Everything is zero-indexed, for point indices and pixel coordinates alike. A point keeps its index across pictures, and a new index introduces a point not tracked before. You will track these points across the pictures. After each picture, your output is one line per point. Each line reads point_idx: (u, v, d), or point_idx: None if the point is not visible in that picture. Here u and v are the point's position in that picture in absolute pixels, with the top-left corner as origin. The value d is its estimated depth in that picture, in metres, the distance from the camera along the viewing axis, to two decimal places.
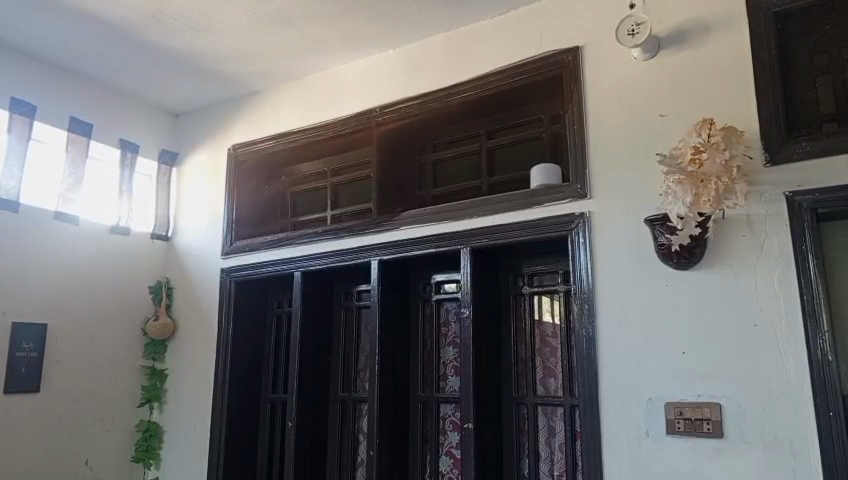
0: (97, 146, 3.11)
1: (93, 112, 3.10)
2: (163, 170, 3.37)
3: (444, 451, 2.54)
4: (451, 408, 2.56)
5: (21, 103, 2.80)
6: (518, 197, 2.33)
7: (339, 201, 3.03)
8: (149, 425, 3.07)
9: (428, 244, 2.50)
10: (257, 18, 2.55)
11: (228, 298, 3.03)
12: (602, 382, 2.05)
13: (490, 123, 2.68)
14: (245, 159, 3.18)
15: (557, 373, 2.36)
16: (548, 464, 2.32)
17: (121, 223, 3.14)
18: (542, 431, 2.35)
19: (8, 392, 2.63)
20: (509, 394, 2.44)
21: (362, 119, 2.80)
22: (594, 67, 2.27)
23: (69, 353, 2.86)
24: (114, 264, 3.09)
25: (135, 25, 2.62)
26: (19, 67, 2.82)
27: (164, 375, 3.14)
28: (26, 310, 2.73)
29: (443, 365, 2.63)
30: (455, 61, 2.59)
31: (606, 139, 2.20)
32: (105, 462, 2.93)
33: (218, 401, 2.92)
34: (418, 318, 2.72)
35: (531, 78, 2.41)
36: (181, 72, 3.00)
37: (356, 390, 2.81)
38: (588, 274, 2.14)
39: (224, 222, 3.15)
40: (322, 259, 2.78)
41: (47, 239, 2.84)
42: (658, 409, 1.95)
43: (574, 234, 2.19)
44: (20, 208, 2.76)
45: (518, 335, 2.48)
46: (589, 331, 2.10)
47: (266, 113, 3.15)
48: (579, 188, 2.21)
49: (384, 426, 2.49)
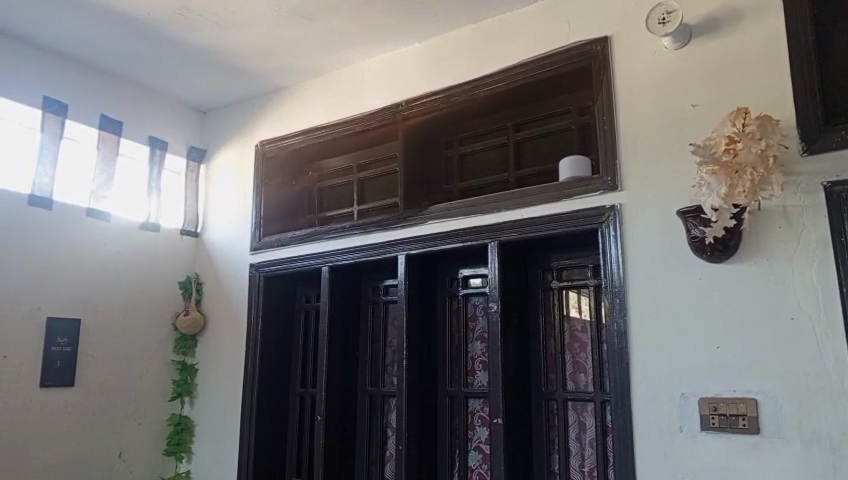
0: (127, 143, 3.15)
1: (123, 109, 3.14)
2: (191, 167, 3.41)
3: (473, 446, 2.53)
4: (479, 403, 2.54)
5: (53, 101, 2.85)
6: (547, 189, 2.30)
7: (366, 196, 3.03)
8: (180, 419, 3.11)
9: (456, 238, 2.48)
10: (282, 13, 2.55)
11: (256, 293, 3.05)
12: (634, 377, 2.02)
13: (517, 115, 2.65)
14: (272, 155, 3.20)
15: (587, 368, 2.33)
16: (578, 460, 2.29)
17: (151, 220, 3.17)
18: (572, 426, 2.32)
19: (43, 386, 2.68)
20: (538, 389, 2.41)
21: (388, 113, 2.79)
22: (623, 57, 2.23)
23: (101, 347, 2.90)
24: (144, 259, 3.12)
25: (161, 22, 2.64)
26: (50, 66, 2.87)
27: (195, 370, 3.17)
28: (60, 305, 2.78)
29: (471, 360, 2.61)
30: (481, 54, 2.57)
31: (637, 131, 2.16)
32: (138, 455, 2.98)
33: (247, 395, 2.95)
34: (445, 313, 2.70)
35: (560, 68, 2.37)
36: (208, 68, 3.02)
37: (384, 384, 2.81)
38: (618, 268, 2.11)
39: (251, 218, 3.17)
40: (349, 254, 2.78)
41: (80, 234, 2.89)
42: (691, 404, 1.91)
43: (604, 227, 2.15)
44: (53, 205, 2.81)
45: (547, 330, 2.45)
46: (620, 326, 2.07)
47: (292, 109, 3.17)
48: (610, 181, 2.17)
49: (412, 420, 2.49)
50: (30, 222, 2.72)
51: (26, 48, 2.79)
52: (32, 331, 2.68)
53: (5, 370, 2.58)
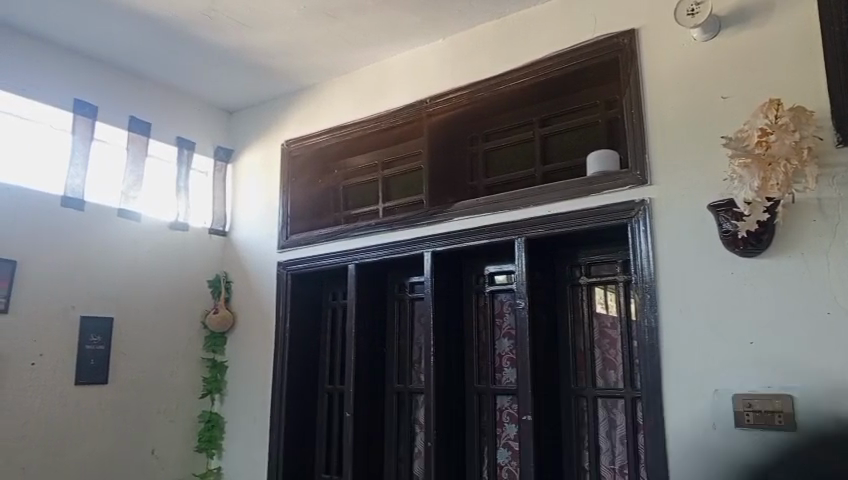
0: (156, 144, 3.20)
1: (151, 110, 3.19)
2: (219, 166, 3.44)
3: (502, 444, 2.52)
4: (508, 400, 2.53)
5: (83, 103, 2.90)
6: (575, 184, 2.28)
7: (391, 193, 3.03)
8: (211, 416, 3.15)
9: (482, 235, 2.48)
10: (306, 12, 2.56)
11: (284, 291, 3.07)
12: (665, 374, 2.00)
13: (543, 111, 2.63)
14: (298, 154, 3.22)
15: (617, 365, 2.31)
16: (609, 457, 2.27)
17: (180, 220, 3.21)
18: (602, 424, 2.30)
19: (78, 383, 2.74)
20: (567, 386, 2.40)
21: (413, 110, 2.79)
22: (652, 49, 2.20)
23: (134, 344, 2.95)
24: (175, 258, 3.16)
25: (188, 23, 2.67)
26: (80, 69, 2.92)
27: (225, 368, 3.21)
28: (93, 304, 2.83)
29: (499, 357, 2.60)
30: (506, 49, 2.56)
31: (665, 124, 2.13)
32: (171, 452, 3.02)
33: (277, 392, 2.98)
34: (472, 310, 2.70)
35: (587, 62, 2.35)
36: (234, 68, 3.05)
37: (412, 381, 2.81)
38: (648, 263, 2.08)
39: (279, 217, 3.19)
40: (376, 252, 2.79)
41: (110, 234, 2.93)
42: (725, 401, 1.88)
43: (634, 223, 2.13)
44: (85, 206, 2.86)
45: (576, 327, 2.43)
46: (651, 322, 2.05)
47: (317, 108, 3.18)
48: (639, 175, 2.15)
49: (441, 417, 2.50)
50: (63, 223, 2.78)
51: (56, 52, 2.84)
52: (67, 330, 2.73)
53: (42, 368, 2.63)
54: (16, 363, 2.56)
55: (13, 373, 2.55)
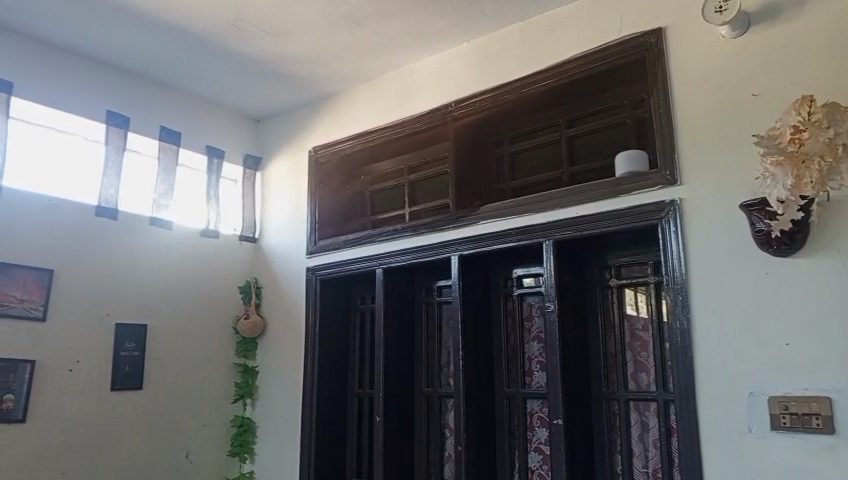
0: (186, 153, 3.25)
1: (181, 120, 3.24)
2: (248, 174, 3.49)
3: (533, 448, 2.51)
4: (538, 404, 2.52)
5: (116, 115, 2.97)
6: (603, 186, 2.26)
7: (417, 197, 3.04)
8: (243, 421, 3.18)
9: (509, 238, 2.47)
10: (332, 20, 2.59)
11: (313, 296, 3.10)
12: (699, 376, 1.97)
13: (569, 112, 2.61)
14: (326, 160, 3.25)
15: (649, 368, 2.28)
16: (642, 460, 2.25)
17: (210, 227, 3.26)
18: (635, 427, 2.28)
19: (114, 389, 2.79)
20: (598, 389, 2.37)
21: (439, 115, 2.80)
22: (680, 47, 2.17)
23: (168, 350, 3.00)
24: (206, 265, 3.21)
25: (216, 34, 2.71)
26: (112, 82, 2.99)
27: (256, 373, 3.24)
28: (127, 312, 2.89)
29: (528, 360, 2.59)
30: (531, 51, 2.55)
31: (694, 123, 2.11)
32: (204, 456, 3.06)
33: (308, 397, 3.00)
34: (501, 313, 2.69)
35: (613, 62, 2.33)
36: (261, 77, 3.09)
37: (441, 384, 2.81)
38: (680, 264, 2.06)
39: (307, 223, 3.22)
40: (403, 256, 2.80)
41: (143, 242, 2.99)
42: (761, 403, 1.85)
43: (664, 223, 2.10)
44: (118, 215, 2.92)
45: (606, 329, 2.41)
46: (683, 324, 2.02)
47: (343, 114, 3.21)
48: (668, 175, 2.12)
49: (471, 421, 2.49)
50: (97, 233, 2.84)
51: (88, 66, 2.92)
52: (102, 336, 2.79)
53: (79, 375, 2.70)
54: (55, 370, 2.63)
55: (52, 380, 2.61)
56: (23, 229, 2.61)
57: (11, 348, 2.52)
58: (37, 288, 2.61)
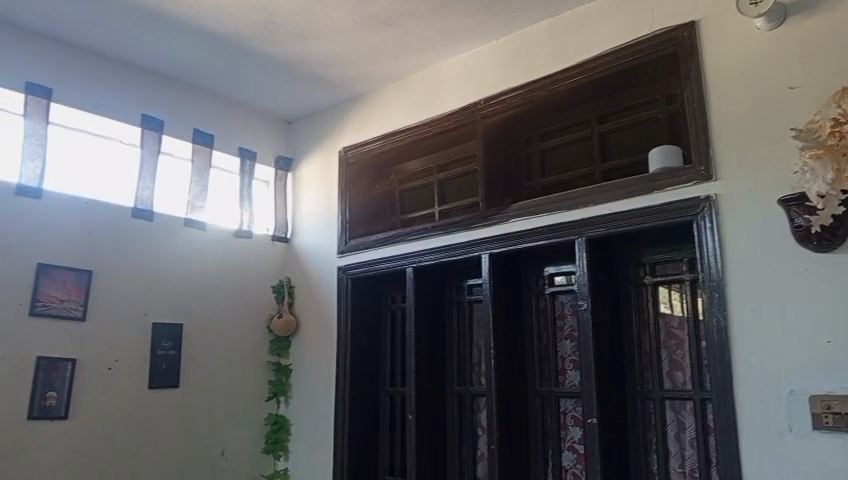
0: (219, 155, 3.30)
1: (215, 123, 3.30)
2: (279, 175, 3.53)
3: (566, 447, 2.49)
4: (572, 403, 2.50)
5: (151, 118, 3.03)
6: (636, 182, 2.24)
7: (447, 196, 3.04)
8: (277, 419, 3.22)
9: (540, 236, 2.46)
10: (361, 20, 2.60)
11: (345, 295, 3.12)
12: (737, 375, 1.93)
13: (601, 107, 2.59)
14: (355, 161, 3.27)
15: (685, 366, 2.25)
16: (678, 460, 2.22)
17: (244, 227, 3.30)
18: (671, 426, 2.25)
19: (151, 387, 2.85)
20: (633, 389, 2.35)
21: (468, 113, 2.80)
22: (714, 41, 2.14)
23: (203, 349, 3.05)
24: (239, 265, 3.26)
25: (248, 37, 2.75)
26: (146, 86, 3.05)
27: (289, 371, 3.28)
28: (164, 311, 2.94)
29: (561, 359, 2.57)
30: (562, 47, 2.53)
31: (730, 117, 2.07)
32: (240, 454, 3.11)
33: (340, 396, 3.02)
34: (533, 312, 2.67)
35: (645, 57, 2.30)
36: (292, 78, 3.12)
37: (474, 383, 2.81)
38: (716, 261, 2.03)
39: (338, 223, 3.25)
40: (434, 255, 2.80)
41: (178, 242, 3.04)
42: (802, 402, 1.82)
43: (699, 220, 2.07)
44: (154, 217, 2.98)
45: (641, 328, 2.38)
46: (720, 321, 1.99)
47: (372, 114, 3.22)
48: (703, 170, 2.09)
49: (504, 420, 2.49)
50: (134, 234, 2.90)
51: (124, 71, 2.98)
52: (139, 336, 2.85)
53: (118, 373, 2.76)
54: (94, 369, 2.69)
55: (92, 378, 2.68)
56: (62, 231, 2.68)
57: (52, 347, 2.59)
58: (77, 289, 2.68)
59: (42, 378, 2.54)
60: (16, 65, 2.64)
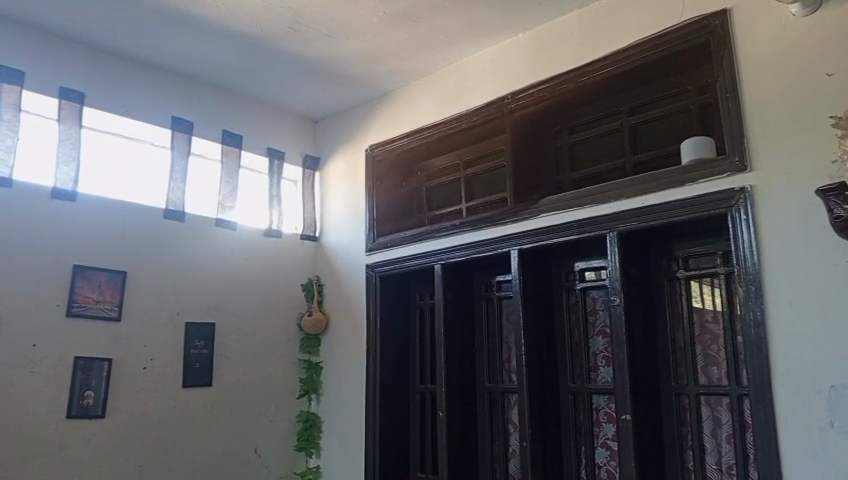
0: (248, 155, 3.33)
1: (243, 124, 3.33)
2: (307, 174, 3.55)
3: (600, 444, 2.47)
4: (605, 399, 2.48)
5: (180, 120, 3.07)
6: (668, 174, 2.20)
7: (475, 192, 3.03)
8: (309, 416, 3.24)
9: (570, 230, 2.44)
10: (387, 17, 2.60)
11: (373, 293, 3.13)
12: (774, 369, 1.89)
13: (630, 99, 2.55)
14: (382, 158, 3.27)
15: (720, 362, 2.21)
16: (714, 457, 2.18)
17: (273, 227, 3.33)
18: (706, 422, 2.21)
19: (186, 386, 2.89)
20: (667, 384, 2.31)
21: (495, 108, 2.78)
22: (747, 28, 2.09)
23: (235, 348, 3.09)
24: (270, 264, 3.28)
25: (275, 37, 2.76)
26: (176, 89, 3.09)
27: (320, 368, 3.30)
28: (196, 311, 2.98)
29: (593, 355, 2.55)
30: (589, 39, 2.50)
31: (764, 106, 2.03)
32: (273, 451, 3.14)
33: (371, 393, 3.03)
34: (563, 307, 2.65)
35: (675, 47, 2.26)
36: (318, 78, 3.14)
37: (504, 380, 2.80)
38: (752, 254, 1.98)
39: (366, 221, 3.26)
40: (462, 251, 2.79)
41: (210, 242, 3.08)
42: (843, 397, 1.77)
43: (734, 212, 2.03)
44: (186, 218, 3.02)
45: (674, 323, 2.34)
46: (757, 315, 1.94)
47: (398, 112, 3.22)
48: (738, 161, 2.05)
49: (536, 417, 2.47)
50: (167, 234, 2.95)
51: (154, 75, 3.02)
52: (174, 335, 2.89)
53: (153, 372, 2.80)
54: (130, 368, 2.74)
55: (128, 377, 2.73)
56: (97, 233, 2.73)
57: (89, 347, 2.64)
58: (112, 289, 2.73)
59: (80, 378, 2.59)
60: (49, 71, 2.70)
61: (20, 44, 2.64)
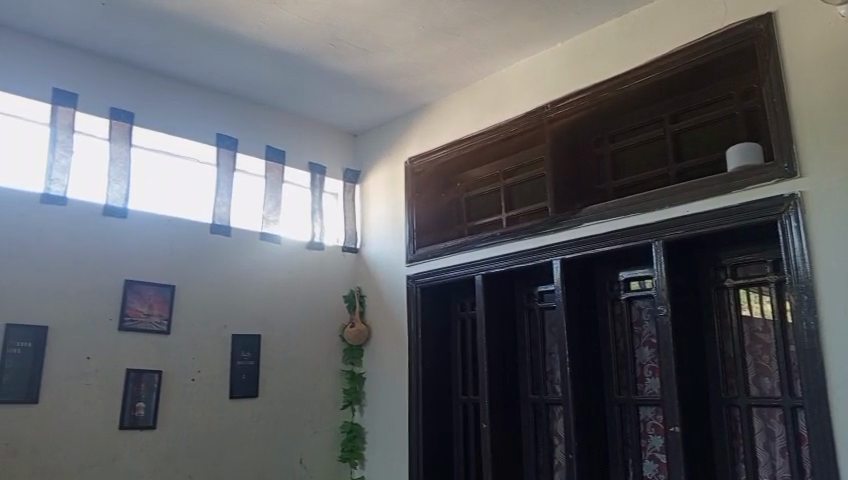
0: (290, 170, 3.39)
1: (285, 139, 3.39)
2: (348, 187, 3.59)
3: (648, 456, 2.43)
4: (652, 411, 2.44)
5: (225, 137, 3.15)
6: (713, 182, 2.17)
7: (514, 202, 3.02)
8: (353, 427, 3.25)
9: (613, 240, 2.41)
10: (425, 32, 2.63)
11: (415, 304, 3.14)
12: (831, 380, 1.84)
13: (673, 106, 2.52)
14: (421, 170, 3.29)
15: (772, 372, 2.16)
16: (768, 470, 2.12)
17: (315, 239, 3.38)
18: (759, 435, 2.16)
19: (233, 396, 2.95)
20: (717, 396, 2.26)
21: (534, 118, 2.78)
22: (794, 31, 2.05)
23: (279, 360, 3.13)
24: (313, 276, 3.33)
25: (315, 54, 2.82)
26: (220, 107, 3.17)
27: (363, 379, 3.32)
28: (242, 324, 3.04)
29: (640, 366, 2.51)
30: (630, 47, 2.48)
31: (813, 110, 1.98)
32: (317, 461, 3.17)
33: (414, 404, 3.04)
34: (608, 318, 2.62)
35: (718, 53, 2.23)
36: (358, 93, 3.19)
37: (549, 392, 2.77)
38: (803, 262, 1.93)
39: (406, 232, 3.28)
40: (503, 262, 2.79)
41: (255, 256, 3.14)
42: None
43: (784, 219, 1.99)
44: (231, 232, 3.08)
45: (723, 333, 2.29)
46: (810, 324, 1.89)
47: (437, 124, 3.24)
48: (787, 167, 2.00)
49: (581, 429, 2.44)
50: (214, 248, 3.01)
51: (199, 94, 3.11)
52: (221, 347, 2.95)
53: (201, 384, 2.86)
54: (179, 379, 2.80)
55: (177, 388, 2.79)
56: (147, 248, 2.81)
57: (140, 359, 2.71)
58: (161, 303, 2.80)
59: (131, 389, 2.67)
60: (100, 93, 2.80)
61: (74, 68, 2.75)
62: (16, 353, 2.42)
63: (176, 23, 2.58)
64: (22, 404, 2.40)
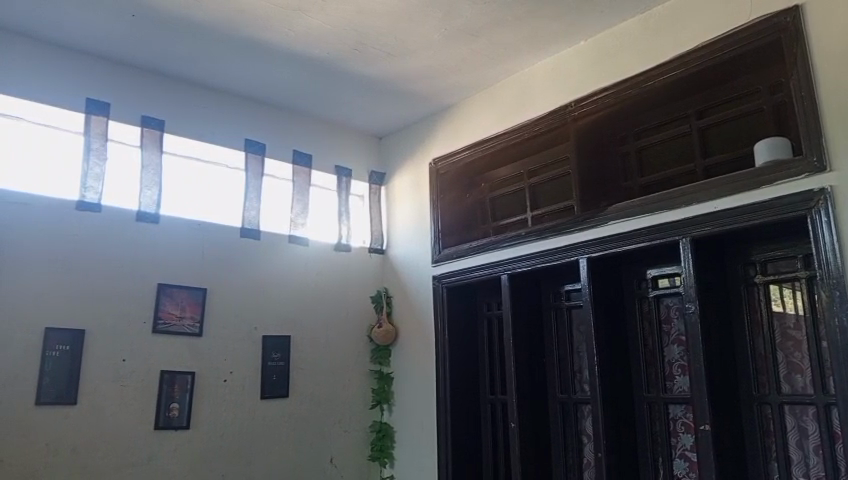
0: (317, 173, 3.44)
1: (311, 143, 3.44)
2: (373, 189, 3.63)
3: (678, 455, 2.41)
4: (682, 409, 2.42)
5: (253, 142, 3.21)
6: (741, 177, 2.15)
7: (539, 201, 3.02)
8: (382, 426, 3.29)
9: (640, 237, 2.41)
10: (448, 34, 2.65)
11: (441, 304, 3.16)
12: None
13: (699, 102, 2.49)
14: (446, 171, 3.31)
15: (805, 369, 2.13)
16: (802, 469, 2.09)
17: (343, 241, 3.42)
18: (792, 433, 2.13)
19: (264, 397, 2.99)
20: (748, 393, 2.24)
21: (558, 116, 2.78)
22: (821, 25, 2.03)
23: (309, 360, 3.18)
24: (340, 278, 3.37)
25: (340, 59, 2.86)
26: (248, 113, 3.23)
27: (391, 379, 3.35)
28: (273, 325, 3.09)
29: (669, 364, 2.49)
30: (654, 44, 2.47)
31: (842, 104, 1.96)
32: (347, 460, 3.21)
33: (442, 404, 3.05)
34: (636, 316, 2.60)
35: (744, 47, 2.21)
36: (382, 96, 3.22)
37: (576, 391, 2.77)
38: (835, 257, 1.91)
39: (431, 233, 3.30)
40: (529, 261, 2.79)
41: (284, 258, 3.19)
42: None
43: (814, 215, 1.97)
44: (261, 235, 3.14)
45: (754, 330, 2.27)
46: (843, 320, 1.87)
47: (461, 125, 3.26)
48: (816, 162, 1.98)
49: (610, 427, 2.44)
50: (243, 251, 3.07)
51: (227, 101, 3.17)
52: (252, 348, 3.01)
53: (233, 384, 2.92)
54: (212, 380, 2.86)
55: (210, 389, 2.85)
56: (179, 252, 2.87)
57: (174, 361, 2.78)
58: (194, 305, 2.87)
59: (166, 390, 2.73)
60: (131, 102, 2.87)
61: (106, 78, 2.82)
62: (55, 355, 2.49)
63: (204, 32, 2.64)
64: (62, 406, 2.48)
